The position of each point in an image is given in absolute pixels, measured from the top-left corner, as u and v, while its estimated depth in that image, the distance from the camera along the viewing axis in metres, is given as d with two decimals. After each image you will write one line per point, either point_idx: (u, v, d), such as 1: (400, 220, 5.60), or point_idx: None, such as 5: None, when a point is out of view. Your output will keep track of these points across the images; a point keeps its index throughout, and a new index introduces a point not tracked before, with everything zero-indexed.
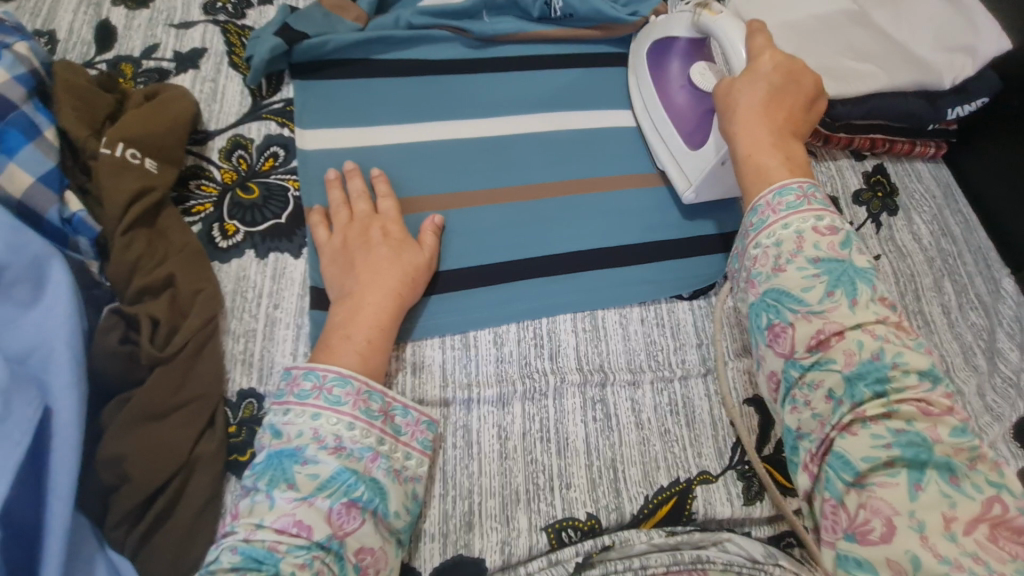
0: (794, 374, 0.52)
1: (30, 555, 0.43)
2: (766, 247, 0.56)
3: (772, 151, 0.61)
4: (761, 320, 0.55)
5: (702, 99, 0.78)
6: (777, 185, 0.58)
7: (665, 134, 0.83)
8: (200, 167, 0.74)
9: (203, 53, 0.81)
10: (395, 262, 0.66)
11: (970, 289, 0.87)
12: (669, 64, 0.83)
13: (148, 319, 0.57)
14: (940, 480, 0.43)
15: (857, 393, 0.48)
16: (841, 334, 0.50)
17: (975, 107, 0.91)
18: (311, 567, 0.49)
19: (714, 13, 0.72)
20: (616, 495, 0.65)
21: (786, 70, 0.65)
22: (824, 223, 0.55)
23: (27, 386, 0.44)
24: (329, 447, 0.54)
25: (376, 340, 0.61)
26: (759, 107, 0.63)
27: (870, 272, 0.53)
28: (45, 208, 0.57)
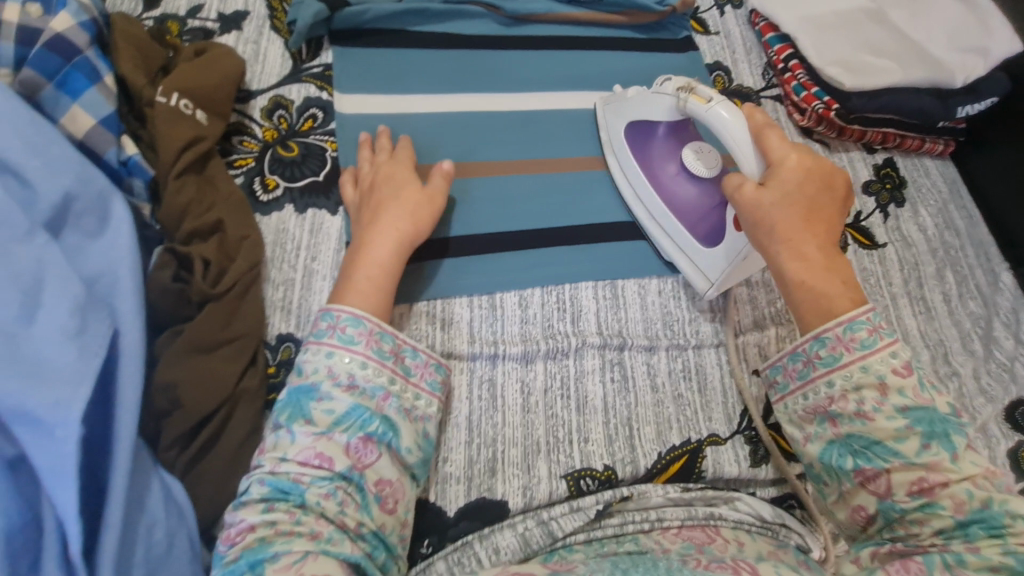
0: (892, 514, 0.54)
1: (99, 462, 0.46)
2: (842, 390, 0.58)
3: (825, 274, 0.61)
4: (844, 461, 0.57)
5: (704, 188, 0.76)
6: (847, 318, 0.59)
7: (668, 226, 0.78)
8: (243, 124, 0.77)
9: (246, 16, 0.84)
10: (403, 209, 0.67)
11: (970, 280, 0.91)
12: (656, 152, 0.79)
13: (200, 259, 0.60)
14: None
15: (970, 531, 0.50)
16: (947, 484, 0.52)
17: (983, 107, 0.94)
18: (335, 497, 0.51)
19: (703, 99, 0.68)
20: (631, 450, 0.68)
21: (811, 174, 0.63)
22: (900, 362, 0.57)
23: (99, 306, 0.46)
24: (343, 384, 0.55)
25: (383, 283, 0.62)
26: (794, 223, 0.62)
27: (953, 419, 0.55)
28: (104, 149, 0.60)
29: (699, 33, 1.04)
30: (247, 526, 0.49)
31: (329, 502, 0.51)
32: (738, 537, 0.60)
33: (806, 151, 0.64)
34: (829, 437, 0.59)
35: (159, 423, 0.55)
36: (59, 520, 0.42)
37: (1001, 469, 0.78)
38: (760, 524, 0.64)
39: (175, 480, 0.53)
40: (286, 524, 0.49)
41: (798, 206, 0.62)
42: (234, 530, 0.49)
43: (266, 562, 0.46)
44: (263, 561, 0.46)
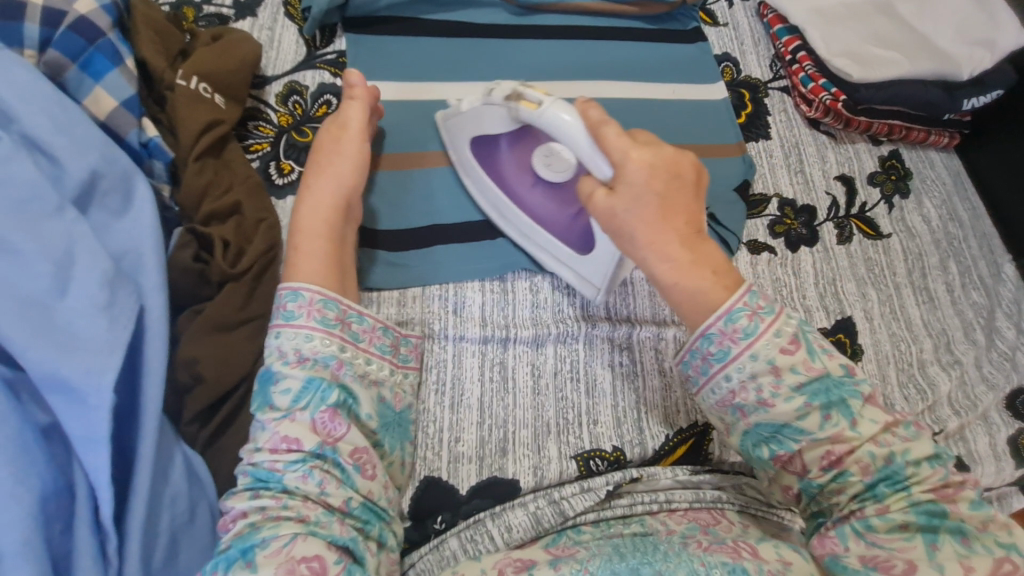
0: (813, 490, 0.53)
1: (125, 433, 0.48)
2: (741, 381, 0.53)
3: (695, 270, 0.55)
4: (760, 451, 0.54)
5: (560, 195, 0.71)
6: (724, 309, 0.53)
7: (541, 240, 0.74)
8: (258, 109, 0.78)
9: (261, 2, 0.85)
10: (329, 170, 0.64)
11: (973, 271, 0.93)
12: (506, 166, 0.73)
13: (220, 240, 0.61)
14: (954, 541, 0.48)
15: (878, 491, 0.50)
16: (852, 451, 0.51)
17: (988, 100, 0.96)
18: (313, 477, 0.51)
19: (534, 104, 0.61)
20: (639, 432, 0.70)
21: (656, 167, 0.55)
22: (787, 338, 0.53)
23: (127, 282, 0.47)
24: (292, 360, 0.54)
25: (319, 251, 0.60)
26: (649, 224, 0.55)
27: (848, 382, 0.53)
28: (125, 131, 0.61)
29: (708, 25, 1.05)
30: (238, 515, 0.49)
31: (309, 484, 0.50)
32: (744, 520, 0.62)
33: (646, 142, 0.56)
34: (744, 427, 0.54)
35: (181, 398, 0.56)
36: (90, 486, 0.43)
37: (1001, 455, 0.79)
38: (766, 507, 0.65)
39: (197, 453, 0.55)
40: (275, 510, 0.49)
41: (651, 206, 0.55)
42: (226, 520, 0.50)
43: (256, 547, 0.47)
44: (253, 547, 0.47)
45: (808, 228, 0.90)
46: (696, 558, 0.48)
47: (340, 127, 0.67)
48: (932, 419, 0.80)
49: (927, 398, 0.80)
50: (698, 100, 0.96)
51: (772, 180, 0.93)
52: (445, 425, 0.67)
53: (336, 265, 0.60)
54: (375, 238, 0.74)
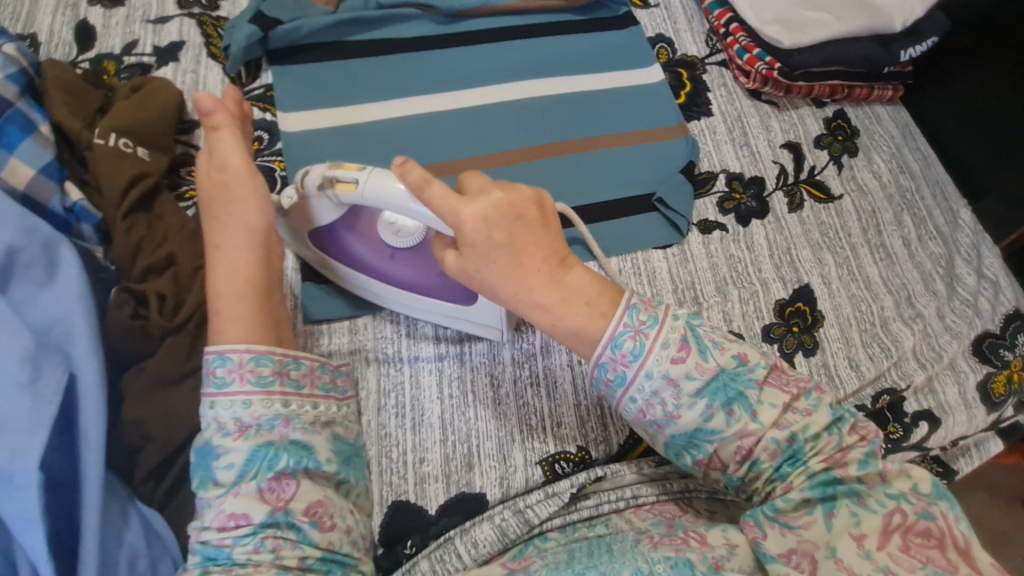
0: (737, 483, 0.54)
1: (70, 501, 0.48)
2: (645, 400, 0.53)
3: (568, 308, 0.54)
4: (683, 458, 0.54)
5: (420, 258, 0.67)
6: (607, 337, 0.52)
7: (425, 306, 0.70)
8: (189, 155, 0.77)
9: (181, 45, 0.84)
10: (230, 224, 0.61)
11: (929, 221, 0.92)
12: (354, 249, 0.68)
13: (155, 295, 0.61)
14: (850, 502, 0.50)
15: (783, 471, 0.52)
16: (758, 441, 0.52)
17: (925, 48, 0.95)
18: (264, 547, 0.51)
19: (352, 184, 0.58)
20: (603, 429, 0.70)
21: (490, 219, 0.51)
22: (675, 345, 0.52)
23: (53, 354, 0.47)
24: (232, 432, 0.53)
25: (240, 313, 0.58)
26: (506, 280, 0.53)
27: (742, 372, 0.53)
28: (48, 197, 0.61)
29: (639, 7, 1.04)
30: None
31: (262, 553, 0.51)
32: (712, 506, 0.64)
33: (477, 194, 0.52)
34: (663, 439, 0.54)
35: (135, 457, 0.57)
36: (33, 563, 0.43)
37: (972, 403, 0.80)
38: None
39: (156, 511, 0.55)
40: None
41: (502, 259, 0.53)
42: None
43: None
44: None
45: (758, 200, 0.90)
46: (640, 555, 0.51)
47: (226, 169, 0.62)
48: (898, 375, 0.80)
49: (891, 356, 0.81)
50: (635, 85, 0.95)
51: (717, 157, 0.93)
52: (409, 448, 0.67)
53: (264, 316, 0.60)
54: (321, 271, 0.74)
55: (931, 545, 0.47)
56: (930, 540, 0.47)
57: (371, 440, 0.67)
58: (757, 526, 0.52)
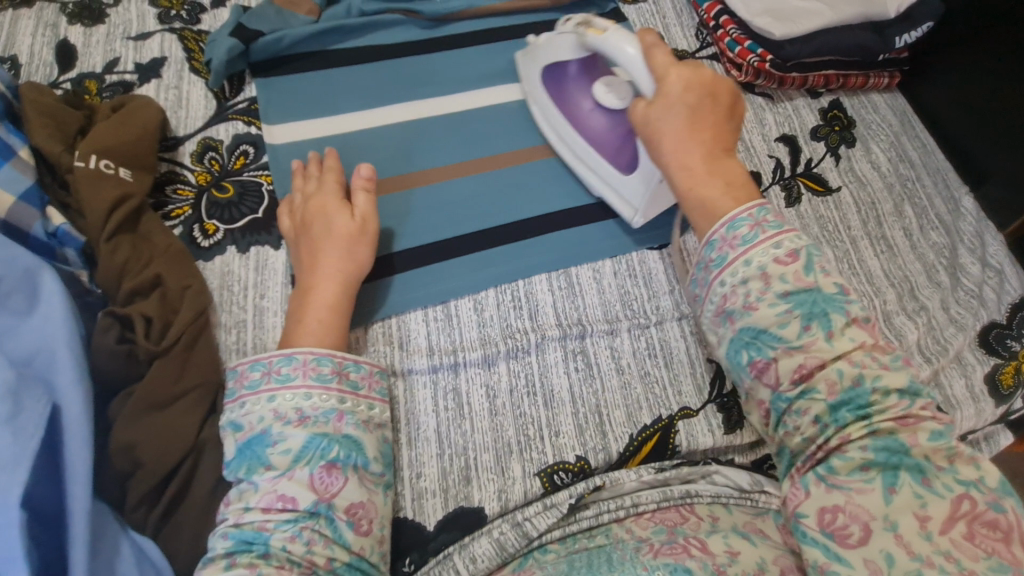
0: (782, 407, 0.53)
1: (58, 533, 0.47)
2: (732, 286, 0.56)
3: (708, 178, 0.62)
4: (740, 356, 0.55)
5: (614, 118, 0.77)
6: (727, 218, 0.58)
7: (592, 162, 0.80)
8: (174, 173, 0.76)
9: (163, 61, 0.83)
10: (326, 244, 0.67)
11: (930, 211, 0.90)
12: (572, 90, 0.80)
13: (141, 317, 0.60)
14: (914, 481, 0.47)
15: (839, 417, 0.50)
16: (822, 366, 0.51)
17: (921, 34, 0.93)
18: (301, 538, 0.51)
19: (600, 30, 0.69)
20: (602, 437, 0.69)
21: (694, 84, 0.64)
22: (784, 250, 0.55)
23: (34, 385, 0.47)
24: (293, 421, 0.56)
25: (323, 323, 0.63)
26: (678, 130, 0.64)
27: (839, 298, 0.53)
28: (30, 223, 0.60)
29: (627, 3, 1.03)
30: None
31: (297, 543, 0.50)
32: (714, 513, 0.61)
33: (688, 66, 0.65)
34: (733, 331, 0.56)
35: (124, 485, 0.55)
36: None
37: (980, 396, 0.78)
38: (740, 494, 0.64)
39: (148, 538, 0.54)
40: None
41: (683, 116, 0.64)
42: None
43: None
44: None
45: None
46: (640, 562, 0.50)
47: (341, 203, 0.69)
48: None
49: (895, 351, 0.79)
50: None
51: None
52: (405, 463, 0.65)
53: (335, 329, 0.63)
54: None
55: (996, 537, 0.45)
56: (995, 532, 0.45)
57: None
58: (803, 487, 0.50)
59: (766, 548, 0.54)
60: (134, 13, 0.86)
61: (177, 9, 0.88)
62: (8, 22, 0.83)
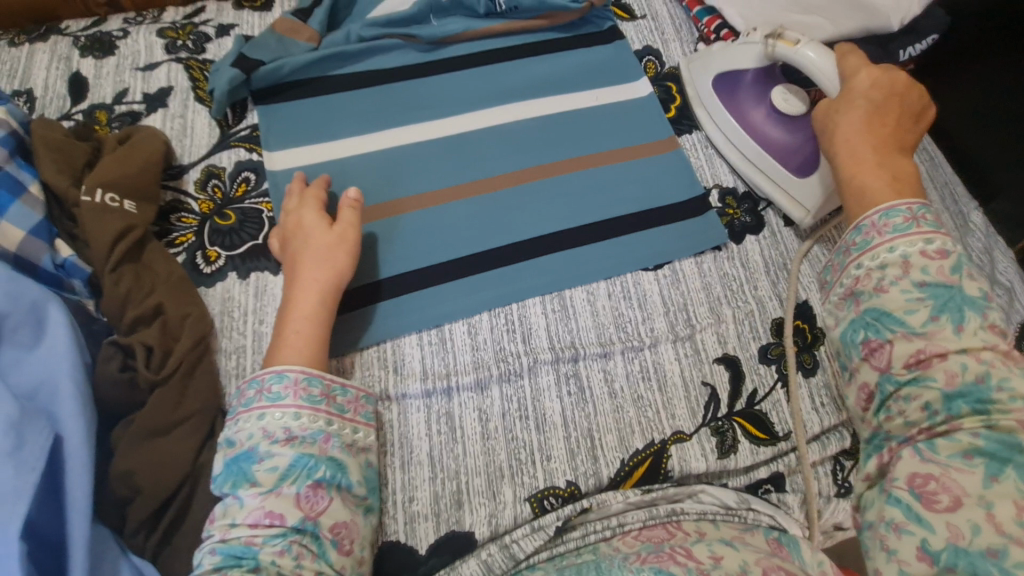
0: (888, 390, 0.51)
1: (58, 560, 0.49)
2: (869, 269, 0.55)
3: (875, 169, 0.61)
4: (855, 335, 0.54)
5: (795, 125, 0.82)
6: (885, 206, 0.57)
7: (765, 166, 0.85)
8: (178, 201, 0.78)
9: (169, 91, 0.86)
10: (307, 258, 0.69)
11: (937, 227, 0.88)
12: (746, 98, 0.86)
13: (143, 346, 0.62)
14: (1021, 478, 0.43)
15: (953, 407, 0.48)
16: (943, 356, 0.49)
17: (925, 46, 0.91)
18: (290, 552, 0.52)
19: (791, 43, 0.76)
20: (593, 462, 0.69)
21: (883, 84, 0.66)
22: (935, 247, 0.53)
23: (37, 418, 0.50)
24: (281, 439, 0.57)
25: (305, 334, 0.64)
26: (855, 122, 0.65)
27: (983, 302, 0.50)
28: (39, 256, 0.63)
29: (625, 20, 1.03)
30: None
31: (285, 558, 0.52)
32: (701, 528, 0.61)
33: (879, 69, 0.68)
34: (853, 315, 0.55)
35: (124, 510, 0.57)
36: None
37: None
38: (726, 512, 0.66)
39: (146, 562, 0.56)
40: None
41: (865, 109, 0.65)
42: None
43: None
44: None
45: (752, 214, 0.87)
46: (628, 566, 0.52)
47: (323, 223, 0.71)
48: None
49: None
50: (622, 100, 0.93)
51: (710, 171, 0.91)
52: (398, 487, 0.66)
53: (319, 345, 0.64)
54: None
55: None
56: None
57: None
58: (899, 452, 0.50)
59: (749, 551, 0.54)
60: (143, 44, 0.89)
61: (183, 39, 0.90)
62: (25, 56, 0.87)
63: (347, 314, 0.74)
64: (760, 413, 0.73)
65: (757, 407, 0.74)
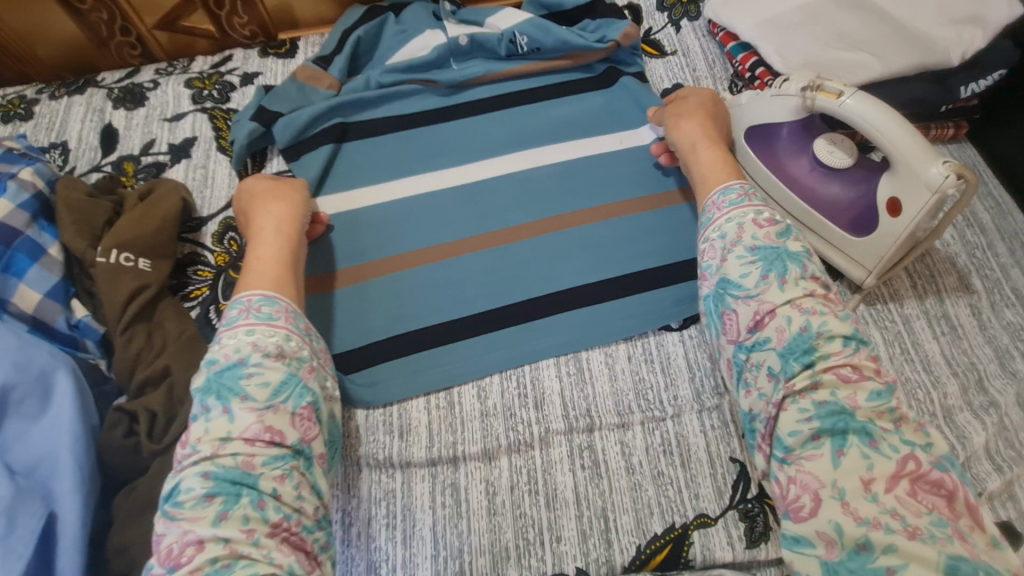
0: (742, 358, 0.59)
1: None
2: (713, 242, 0.64)
3: (708, 149, 0.73)
4: (714, 309, 0.63)
5: (842, 178, 0.75)
6: (722, 187, 0.67)
7: (814, 225, 0.79)
8: (196, 254, 0.79)
9: (193, 141, 0.88)
10: (270, 204, 0.71)
11: (1005, 283, 0.79)
12: (783, 153, 0.79)
13: (147, 412, 0.62)
14: (861, 444, 0.50)
15: (789, 367, 0.55)
16: (773, 312, 0.57)
17: (991, 82, 0.83)
18: (291, 479, 0.51)
19: (834, 95, 0.69)
20: (606, 547, 0.64)
21: (707, 96, 0.80)
22: (763, 216, 0.63)
23: (31, 498, 0.50)
24: (273, 354, 0.56)
25: (273, 261, 0.65)
26: (701, 114, 0.77)
27: (802, 255, 0.60)
28: (54, 318, 0.65)
29: (655, 57, 0.98)
30: (197, 541, 0.45)
31: (287, 483, 0.51)
32: None
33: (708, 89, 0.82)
34: (708, 291, 0.64)
35: None
36: None
37: None
38: None
39: None
40: (243, 545, 0.46)
41: (704, 107, 0.78)
42: (175, 550, 0.45)
43: None
44: None
45: None
46: None
47: (277, 182, 0.74)
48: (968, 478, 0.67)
49: (959, 455, 0.68)
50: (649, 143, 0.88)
51: None
52: (398, 563, 0.63)
53: (290, 273, 0.65)
54: (351, 360, 0.73)
55: (939, 493, 0.48)
56: (939, 490, 0.48)
57: (361, 554, 0.64)
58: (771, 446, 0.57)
59: None
60: (171, 95, 0.91)
61: (209, 89, 0.92)
62: (62, 110, 0.90)
63: (370, 369, 0.73)
64: None
65: None
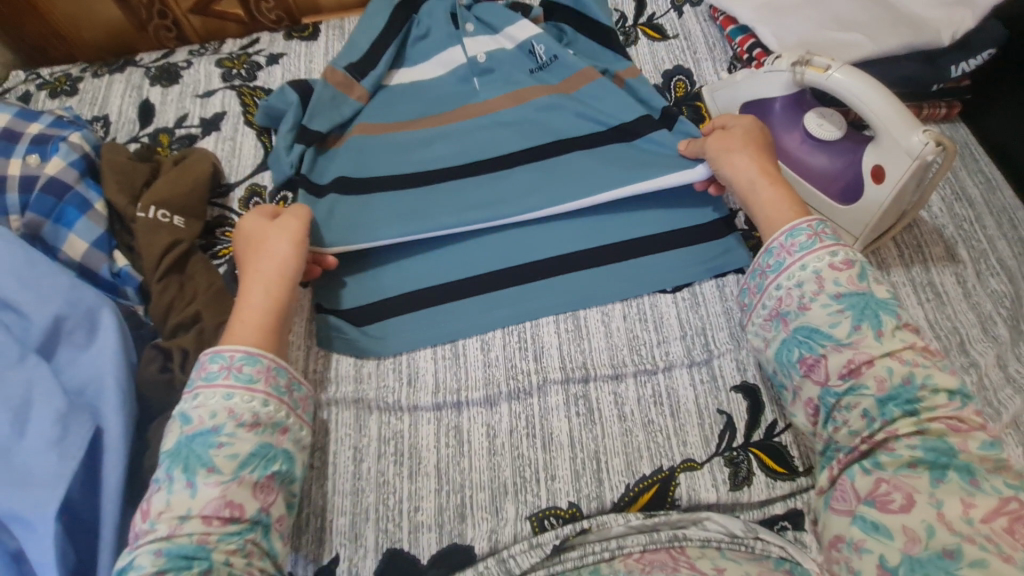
0: (830, 401, 0.57)
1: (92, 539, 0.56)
2: (788, 288, 0.61)
3: (768, 188, 0.69)
4: (792, 354, 0.61)
5: (832, 150, 0.79)
6: (788, 227, 0.63)
7: (804, 194, 0.83)
8: (224, 217, 0.85)
9: (223, 116, 0.94)
10: (262, 259, 0.69)
11: (991, 255, 0.82)
12: (777, 127, 0.83)
13: (179, 350, 0.68)
14: (961, 480, 0.48)
15: (886, 411, 0.53)
16: (871, 362, 0.55)
17: (981, 61, 0.87)
18: (243, 550, 0.53)
19: (822, 69, 0.74)
20: (597, 484, 0.68)
21: (761, 131, 0.75)
22: (839, 258, 0.60)
23: (82, 413, 0.56)
24: (246, 424, 0.57)
25: (260, 324, 0.64)
26: (755, 151, 0.72)
27: (892, 303, 0.58)
28: (98, 266, 0.72)
29: (656, 40, 1.03)
30: None
31: (239, 555, 0.53)
32: (718, 565, 0.58)
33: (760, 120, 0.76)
34: (785, 335, 0.62)
35: None
36: None
37: None
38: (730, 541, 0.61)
39: None
40: None
41: (759, 143, 0.73)
42: None
43: None
44: None
45: None
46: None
47: (270, 228, 0.71)
48: None
49: None
50: None
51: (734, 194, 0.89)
52: (405, 496, 0.69)
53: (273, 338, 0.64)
54: (363, 313, 0.78)
55: None
56: None
57: (371, 487, 0.69)
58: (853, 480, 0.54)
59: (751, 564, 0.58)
60: (203, 74, 0.98)
61: (237, 68, 0.99)
62: (104, 86, 0.98)
63: (381, 322, 0.78)
64: (780, 446, 0.70)
65: (776, 439, 0.70)
